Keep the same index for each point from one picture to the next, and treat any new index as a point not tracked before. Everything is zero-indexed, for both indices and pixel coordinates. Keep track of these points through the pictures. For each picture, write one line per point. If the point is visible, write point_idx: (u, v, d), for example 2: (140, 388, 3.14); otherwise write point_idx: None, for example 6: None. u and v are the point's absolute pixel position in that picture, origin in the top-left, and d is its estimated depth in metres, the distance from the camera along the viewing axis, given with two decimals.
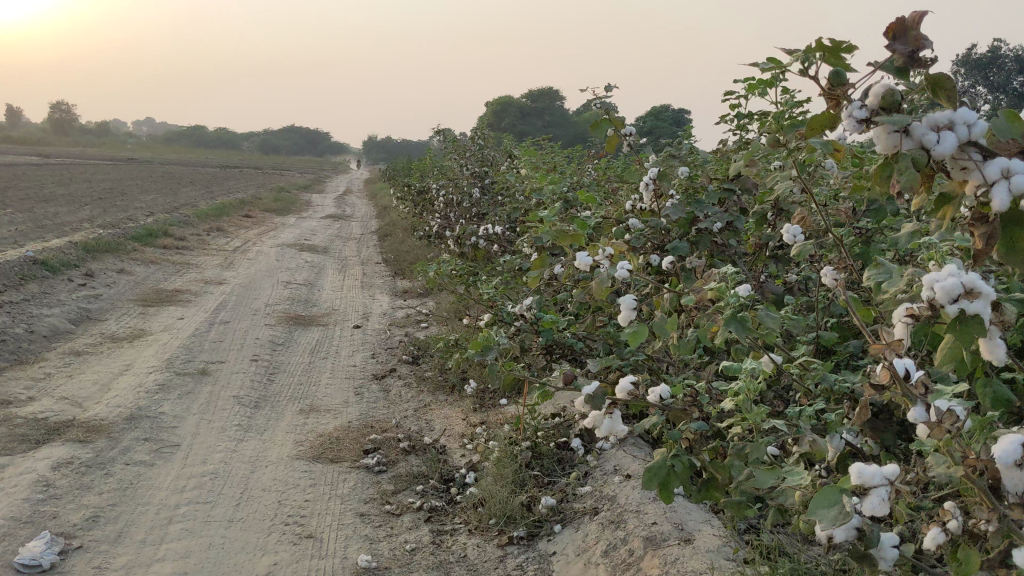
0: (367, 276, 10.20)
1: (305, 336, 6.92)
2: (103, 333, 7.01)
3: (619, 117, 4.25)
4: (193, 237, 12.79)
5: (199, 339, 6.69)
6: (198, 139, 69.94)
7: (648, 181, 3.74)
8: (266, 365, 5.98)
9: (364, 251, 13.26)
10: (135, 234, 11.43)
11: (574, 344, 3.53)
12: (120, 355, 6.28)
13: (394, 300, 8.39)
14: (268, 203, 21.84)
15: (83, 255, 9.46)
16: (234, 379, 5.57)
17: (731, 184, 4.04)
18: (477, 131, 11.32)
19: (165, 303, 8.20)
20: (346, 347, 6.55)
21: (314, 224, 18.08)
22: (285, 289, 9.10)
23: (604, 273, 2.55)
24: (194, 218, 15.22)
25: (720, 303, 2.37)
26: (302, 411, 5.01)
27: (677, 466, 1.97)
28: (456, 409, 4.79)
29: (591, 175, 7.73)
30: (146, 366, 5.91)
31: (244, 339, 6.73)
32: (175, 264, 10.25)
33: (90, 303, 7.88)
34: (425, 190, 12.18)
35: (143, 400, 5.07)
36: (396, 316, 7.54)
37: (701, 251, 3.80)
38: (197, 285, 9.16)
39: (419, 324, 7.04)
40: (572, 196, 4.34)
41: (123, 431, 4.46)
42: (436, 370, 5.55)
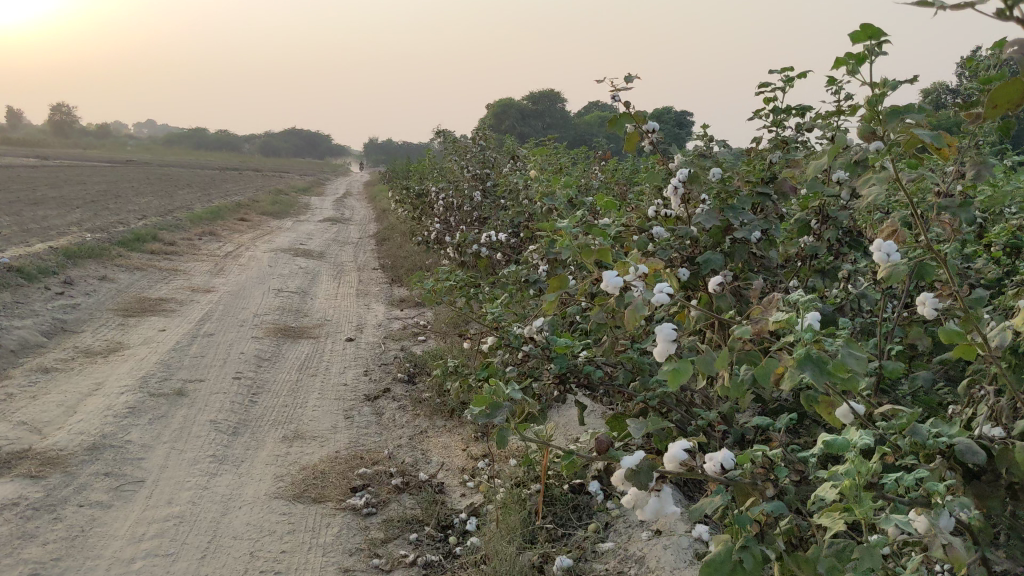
0: (363, 283, 9.73)
1: (294, 351, 6.43)
2: (77, 346, 6.52)
3: (641, 112, 3.78)
4: (183, 242, 12.31)
5: (180, 354, 6.20)
6: (197, 141, 69.56)
7: (676, 183, 3.24)
8: (250, 384, 5.50)
9: (362, 256, 12.79)
10: (121, 239, 10.95)
11: (593, 372, 3.03)
12: (91, 373, 5.79)
13: (391, 310, 7.91)
14: (265, 205, 21.39)
15: (63, 261, 8.98)
16: (213, 401, 5.08)
17: (767, 188, 3.58)
18: (478, 132, 10.87)
19: (147, 313, 7.72)
20: (337, 363, 6.07)
21: (310, 228, 17.58)
22: (276, 297, 8.62)
23: (637, 298, 2.05)
24: (187, 221, 14.72)
25: (788, 338, 1.88)
26: (285, 438, 4.52)
27: (746, 561, 1.46)
28: (456, 438, 4.31)
29: (599, 177, 7.28)
30: (118, 385, 5.42)
31: (228, 353, 6.24)
32: (161, 271, 9.76)
33: (67, 313, 7.39)
34: (425, 193, 11.71)
35: (109, 426, 4.58)
36: (392, 328, 7.06)
37: (736, 264, 3.32)
38: (183, 293, 8.68)
39: (417, 338, 6.56)
40: (587, 202, 3.87)
41: (81, 465, 3.97)
42: (434, 392, 5.06)
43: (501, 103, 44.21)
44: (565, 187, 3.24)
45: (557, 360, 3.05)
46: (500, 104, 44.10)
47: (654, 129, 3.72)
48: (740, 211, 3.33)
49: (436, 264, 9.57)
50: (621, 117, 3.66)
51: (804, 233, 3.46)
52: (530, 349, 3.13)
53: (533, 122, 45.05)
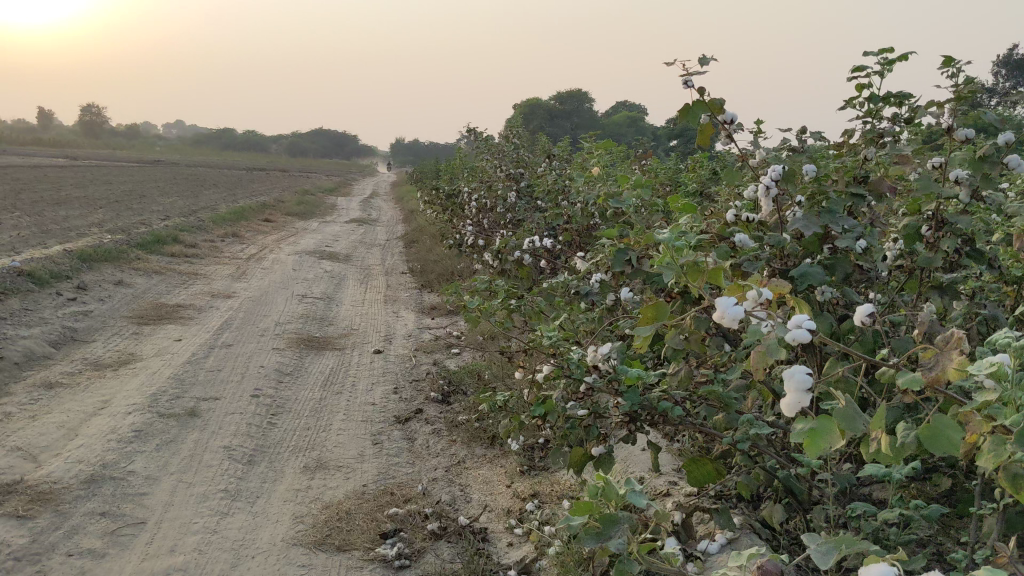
0: (392, 288, 9.27)
1: (318, 363, 5.96)
2: (86, 358, 6.08)
3: (717, 100, 3.25)
4: (205, 244, 11.88)
5: (195, 367, 5.75)
6: (224, 142, 69.61)
7: (769, 182, 2.71)
8: (270, 403, 5.02)
9: (389, 259, 12.35)
10: (141, 241, 10.53)
11: (672, 410, 2.50)
12: (99, 389, 5.34)
13: (422, 319, 7.42)
14: (291, 206, 21.02)
15: (78, 265, 8.56)
16: (228, 423, 4.61)
17: (863, 188, 3.06)
18: (511, 130, 10.42)
19: (163, 320, 7.28)
20: (364, 378, 5.59)
21: (335, 229, 17.14)
22: (300, 303, 8.17)
23: (770, 334, 1.53)
24: (209, 223, 14.33)
25: (991, 397, 1.38)
26: (306, 468, 4.04)
27: None
28: (499, 472, 3.81)
29: (643, 175, 6.80)
30: (126, 403, 4.96)
31: (246, 366, 5.78)
32: (181, 274, 9.34)
33: (78, 321, 6.96)
34: (455, 194, 11.26)
35: (111, 453, 4.11)
36: (424, 339, 6.58)
37: (837, 277, 2.80)
38: (202, 299, 8.23)
39: (450, 350, 6.06)
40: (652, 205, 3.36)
41: (75, 503, 3.51)
42: (472, 415, 4.57)
43: (529, 103, 43.74)
44: (624, 180, 2.73)
45: (627, 395, 2.52)
46: (528, 104, 43.61)
47: (732, 119, 3.21)
48: (840, 214, 2.78)
49: (467, 269, 9.09)
50: (693, 107, 3.17)
51: (914, 241, 2.93)
52: (593, 381, 2.59)
53: (561, 122, 44.54)
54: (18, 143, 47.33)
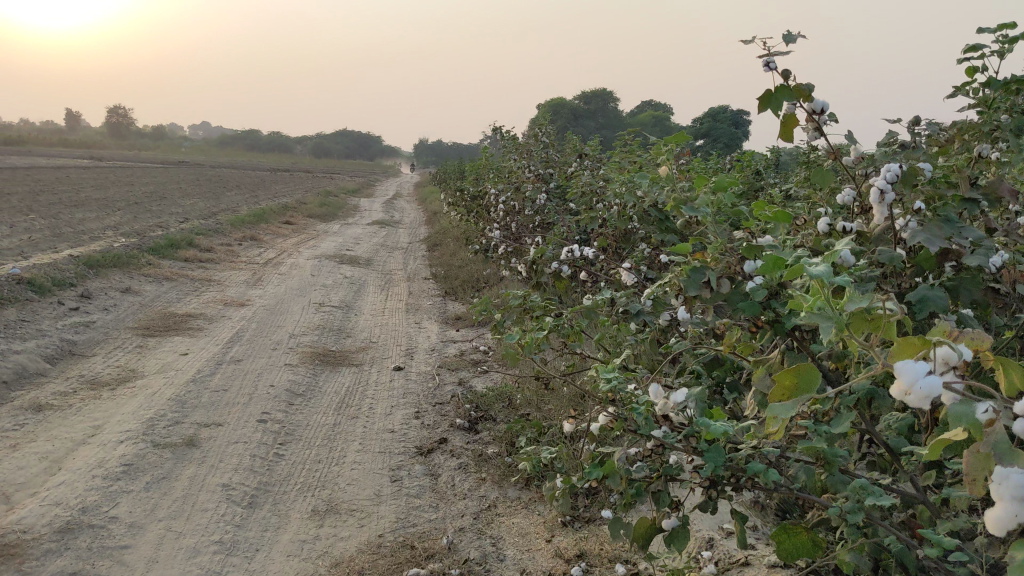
0: (414, 295, 8.77)
1: (333, 382, 5.44)
2: (82, 376, 5.58)
3: (805, 86, 2.71)
4: (220, 248, 11.41)
5: (198, 386, 5.24)
6: (248, 141, 69.56)
7: (883, 184, 2.17)
8: (278, 430, 4.51)
9: (411, 262, 11.85)
10: (153, 245, 10.07)
11: (769, 474, 1.96)
12: (92, 412, 4.84)
13: (446, 331, 6.89)
14: (312, 207, 20.58)
15: (83, 271, 8.10)
16: (230, 456, 4.10)
17: (986, 191, 2.51)
18: (539, 129, 9.91)
19: (169, 332, 6.79)
20: (383, 400, 5.06)
21: (356, 231, 16.63)
22: (317, 312, 7.68)
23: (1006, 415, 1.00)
24: (227, 226, 13.85)
25: None
26: (315, 513, 3.53)
27: None
28: (536, 523, 3.28)
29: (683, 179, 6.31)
30: (119, 431, 4.46)
31: (255, 385, 5.27)
32: (193, 281, 8.86)
33: (78, 333, 6.49)
34: (481, 195, 10.74)
35: (93, 494, 3.60)
36: (449, 354, 6.04)
37: (962, 303, 2.26)
38: (213, 308, 7.75)
39: (477, 368, 5.53)
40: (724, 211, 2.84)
41: (43, 559, 3.00)
42: (503, 447, 4.04)
43: (555, 101, 43.15)
44: (698, 180, 2.21)
45: (710, 455, 1.99)
46: (552, 102, 43.00)
47: (820, 108, 2.68)
48: (965, 224, 2.24)
49: (494, 275, 8.56)
50: (776, 93, 2.64)
51: None
52: (665, 434, 2.06)
53: (586, 121, 43.91)
54: (43, 144, 47.29)
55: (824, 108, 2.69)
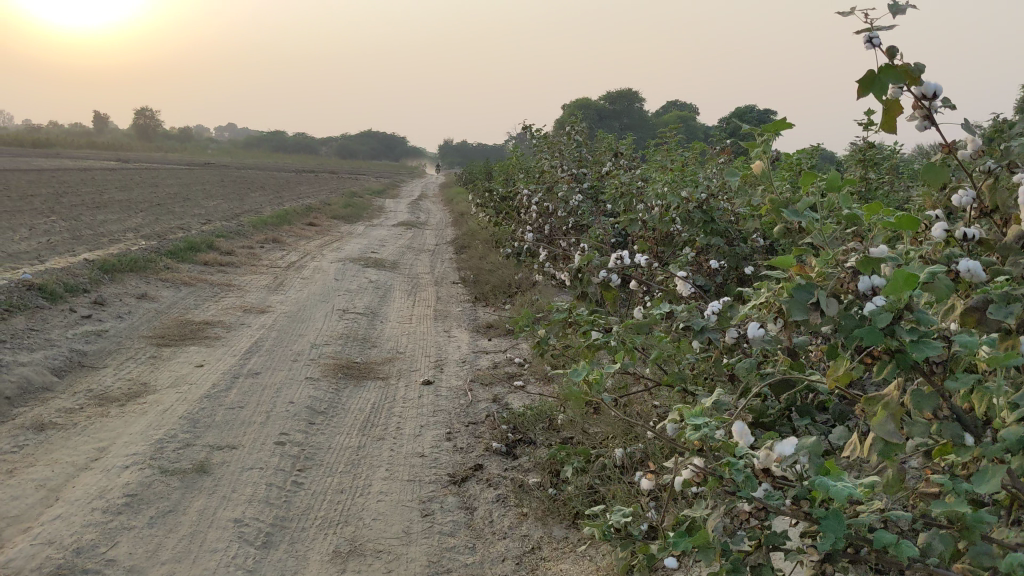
0: (442, 301, 8.38)
1: (358, 398, 5.06)
2: (91, 390, 5.23)
3: (914, 67, 2.25)
4: (242, 251, 11.07)
5: (212, 403, 4.87)
6: (273, 142, 69.58)
7: None
8: (298, 454, 4.13)
9: (439, 266, 11.47)
10: (171, 248, 9.75)
11: (906, 550, 1.55)
12: (97, 432, 4.48)
13: (477, 340, 6.48)
14: (338, 209, 20.26)
15: (98, 276, 7.76)
16: (243, 486, 3.72)
17: None
18: (573, 126, 9.51)
19: (186, 341, 6.44)
20: (412, 419, 4.67)
21: (381, 233, 16.28)
22: (341, 319, 7.31)
23: None
24: (249, 227, 13.52)
25: None
26: (336, 555, 3.14)
27: None
28: (587, 570, 2.88)
29: (736, 208, 6.17)
30: (124, 454, 4.10)
31: (273, 402, 4.90)
32: (212, 286, 8.52)
33: (89, 343, 6.14)
34: (511, 196, 10.35)
35: (90, 532, 3.23)
36: (481, 366, 5.64)
37: None
38: (232, 315, 7.39)
39: (514, 383, 5.12)
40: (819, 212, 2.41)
41: None
42: (546, 477, 3.64)
43: (580, 99, 42.66)
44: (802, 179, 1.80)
45: (828, 525, 1.60)
46: (578, 101, 42.52)
47: (932, 93, 2.23)
48: None
49: (527, 280, 8.14)
50: (879, 74, 2.23)
51: None
52: (768, 495, 1.67)
53: (612, 121, 43.48)
54: (70, 145, 47.36)
55: (935, 92, 2.23)
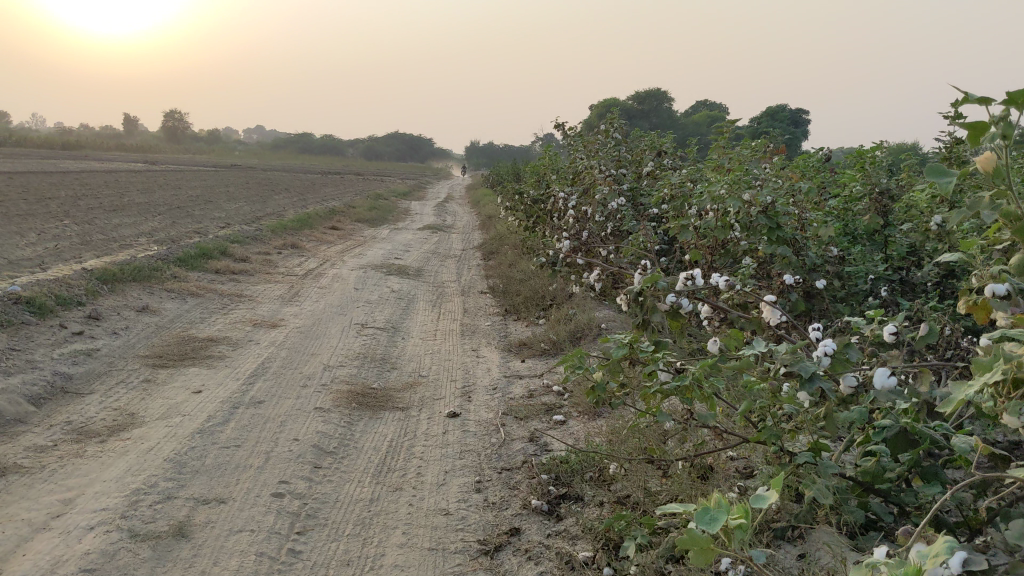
0: (470, 313, 7.71)
1: (373, 433, 4.38)
2: (69, 423, 4.57)
3: None
4: (257, 258, 10.41)
5: (204, 441, 4.20)
6: (299, 143, 69.32)
7: None
8: (298, 511, 3.44)
9: (465, 273, 10.79)
10: (180, 255, 9.12)
11: None
12: (66, 478, 3.82)
13: (509, 362, 5.78)
14: (362, 211, 19.65)
15: (95, 287, 7.13)
16: (227, 557, 3.03)
17: None
18: (612, 123, 8.81)
19: (185, 362, 5.78)
20: (435, 462, 3.97)
21: (406, 237, 15.61)
22: (360, 335, 6.64)
23: None
24: (266, 232, 12.89)
25: None
26: None
27: None
28: None
29: (803, 217, 5.65)
30: (92, 510, 3.42)
31: (274, 440, 4.22)
32: (221, 296, 7.87)
33: (77, 365, 5.50)
34: (544, 199, 9.64)
35: None
36: (514, 395, 4.93)
37: None
38: (240, 330, 6.74)
39: (552, 418, 4.41)
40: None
41: None
42: (600, 552, 2.93)
43: (609, 99, 41.82)
44: None
45: None
46: (607, 101, 41.72)
47: None
48: None
49: (562, 291, 7.44)
50: None
51: None
52: None
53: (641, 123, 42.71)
54: (98, 147, 47.08)
55: None
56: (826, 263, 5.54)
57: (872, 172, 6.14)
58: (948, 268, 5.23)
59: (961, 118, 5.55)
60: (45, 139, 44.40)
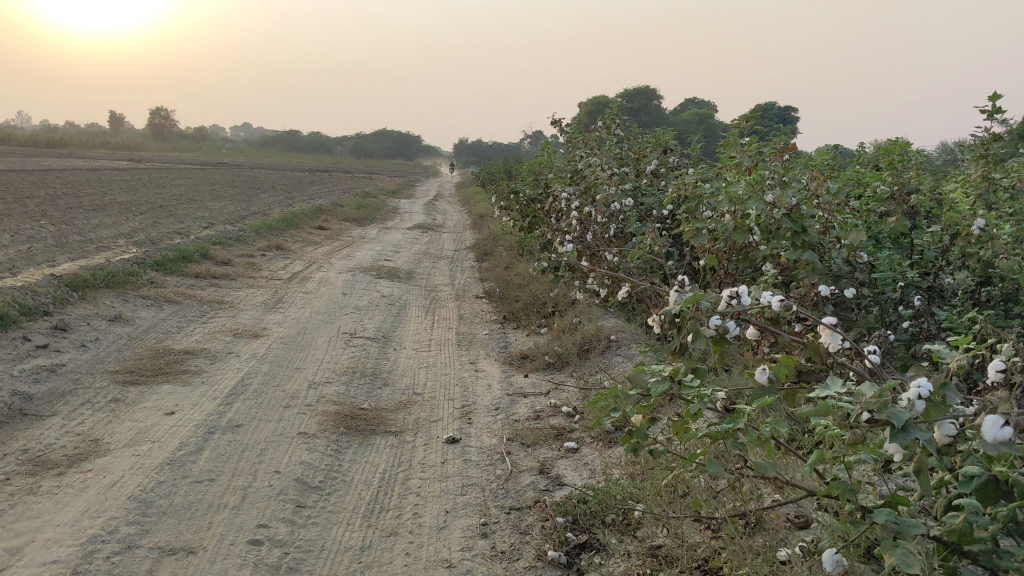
0: (465, 320, 7.27)
1: (364, 462, 3.93)
2: (25, 451, 4.11)
3: None
4: (240, 260, 9.94)
5: (174, 475, 3.74)
6: (286, 141, 68.75)
7: None
8: (278, 563, 2.99)
9: (459, 275, 10.35)
10: (158, 258, 8.63)
11: None
12: (14, 521, 3.36)
13: (511, 377, 5.34)
14: (350, 210, 19.20)
15: (64, 295, 6.65)
16: None
17: None
18: (611, 119, 8.38)
19: (159, 378, 5.32)
20: (435, 498, 3.53)
21: (396, 237, 15.16)
22: (348, 346, 6.19)
23: None
24: (251, 233, 12.42)
25: None
26: None
27: None
28: None
29: (831, 220, 5.22)
30: (40, 564, 2.96)
31: (253, 472, 3.77)
32: (200, 303, 7.40)
33: (38, 382, 5.03)
34: (540, 198, 9.20)
35: None
36: (519, 417, 4.49)
37: None
38: (220, 341, 6.27)
39: (563, 445, 3.98)
40: None
41: None
42: None
43: (600, 96, 41.53)
44: None
45: None
46: (599, 98, 41.41)
47: None
48: None
49: (564, 297, 7.00)
50: None
51: None
52: None
53: None
54: (82, 145, 46.36)
55: None
56: (853, 269, 5.12)
57: (898, 170, 5.72)
58: (986, 274, 4.82)
59: (998, 112, 5.14)
60: (28, 136, 43.69)
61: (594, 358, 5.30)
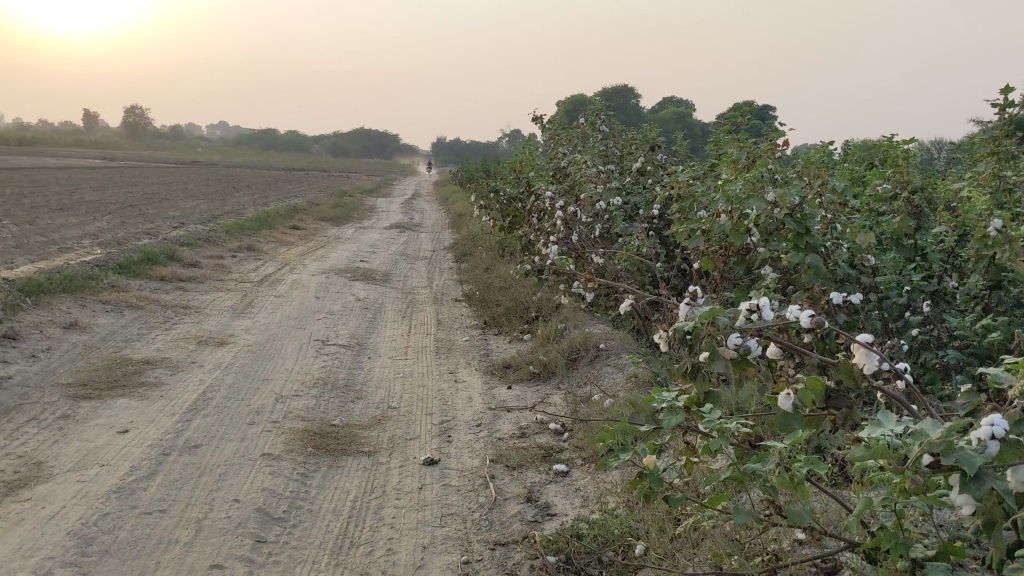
0: (444, 325, 6.92)
1: (334, 488, 3.57)
2: None
3: None
4: (208, 262, 9.53)
5: (122, 505, 3.37)
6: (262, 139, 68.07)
7: None
8: None
9: (437, 277, 10.00)
10: (121, 261, 8.22)
11: None
12: None
13: (493, 389, 5.00)
14: (326, 210, 18.79)
15: (16, 300, 6.23)
16: None
17: None
18: (594, 115, 8.04)
19: (114, 392, 4.93)
20: (411, 531, 3.18)
21: (372, 237, 14.78)
22: (320, 355, 5.83)
23: None
24: (222, 233, 12.00)
25: None
26: None
27: None
28: None
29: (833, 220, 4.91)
30: None
31: (210, 501, 3.40)
32: (164, 308, 7.00)
33: None
34: (521, 197, 8.87)
35: None
36: (502, 435, 4.15)
37: None
38: (182, 349, 5.89)
39: (552, 468, 3.64)
40: None
41: None
42: None
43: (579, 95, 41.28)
44: None
45: None
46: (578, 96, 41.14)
47: None
48: None
49: (548, 301, 6.67)
50: None
51: None
52: None
53: None
54: (53, 143, 45.55)
55: None
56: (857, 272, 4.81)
57: (901, 168, 5.43)
58: (999, 277, 4.52)
59: (1010, 106, 4.85)
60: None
61: (581, 369, 4.98)
